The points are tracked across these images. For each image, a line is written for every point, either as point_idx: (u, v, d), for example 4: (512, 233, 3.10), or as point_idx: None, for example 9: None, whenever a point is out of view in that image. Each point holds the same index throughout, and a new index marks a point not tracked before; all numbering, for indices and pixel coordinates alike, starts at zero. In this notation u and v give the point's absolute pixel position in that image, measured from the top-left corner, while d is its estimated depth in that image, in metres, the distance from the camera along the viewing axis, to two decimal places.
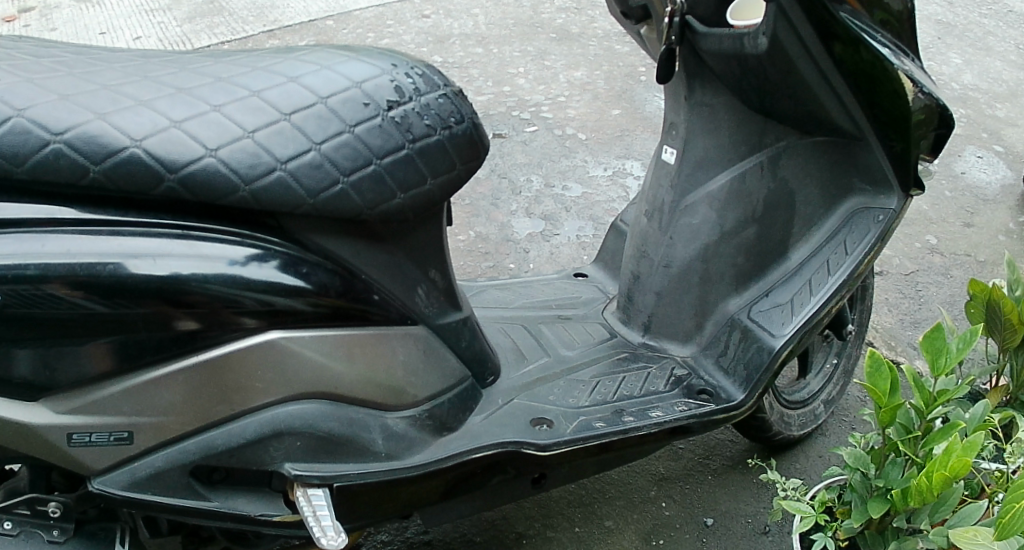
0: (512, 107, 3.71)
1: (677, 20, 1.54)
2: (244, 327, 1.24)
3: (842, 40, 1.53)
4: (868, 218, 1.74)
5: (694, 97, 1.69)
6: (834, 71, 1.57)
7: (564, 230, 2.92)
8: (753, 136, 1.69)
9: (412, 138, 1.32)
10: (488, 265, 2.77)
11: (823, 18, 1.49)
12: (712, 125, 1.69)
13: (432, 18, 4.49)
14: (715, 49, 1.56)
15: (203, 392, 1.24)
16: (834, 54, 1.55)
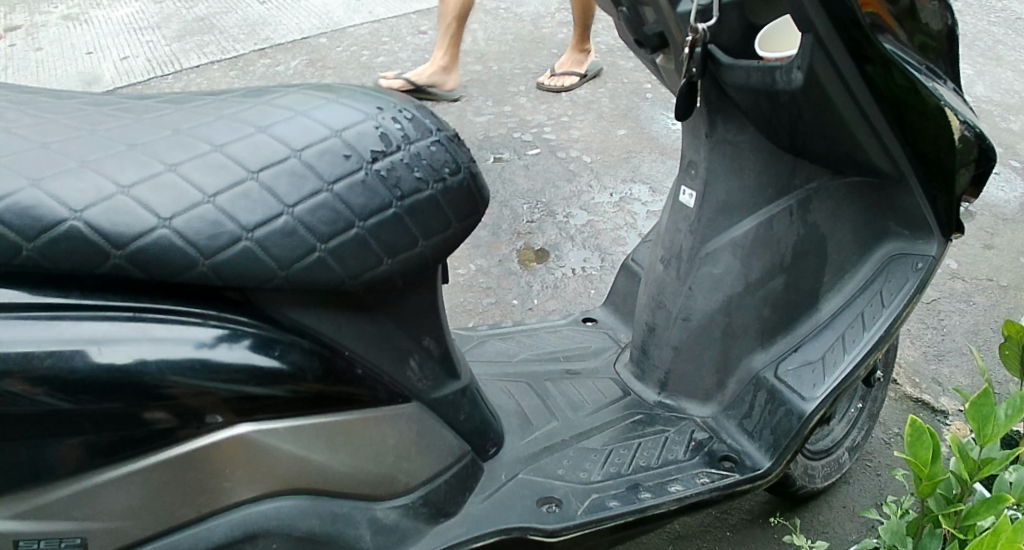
0: (513, 128, 3.54)
1: (699, 50, 1.33)
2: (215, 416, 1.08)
3: (876, 61, 1.33)
4: (906, 265, 1.55)
5: (715, 135, 1.50)
6: (869, 98, 1.38)
7: (569, 262, 2.76)
8: (780, 178, 1.51)
9: (400, 194, 1.16)
10: (490, 301, 2.61)
11: (858, 38, 1.30)
12: (737, 165, 1.51)
13: (429, 34, 4.34)
14: (741, 83, 1.38)
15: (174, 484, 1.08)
16: (865, 74, 1.35)
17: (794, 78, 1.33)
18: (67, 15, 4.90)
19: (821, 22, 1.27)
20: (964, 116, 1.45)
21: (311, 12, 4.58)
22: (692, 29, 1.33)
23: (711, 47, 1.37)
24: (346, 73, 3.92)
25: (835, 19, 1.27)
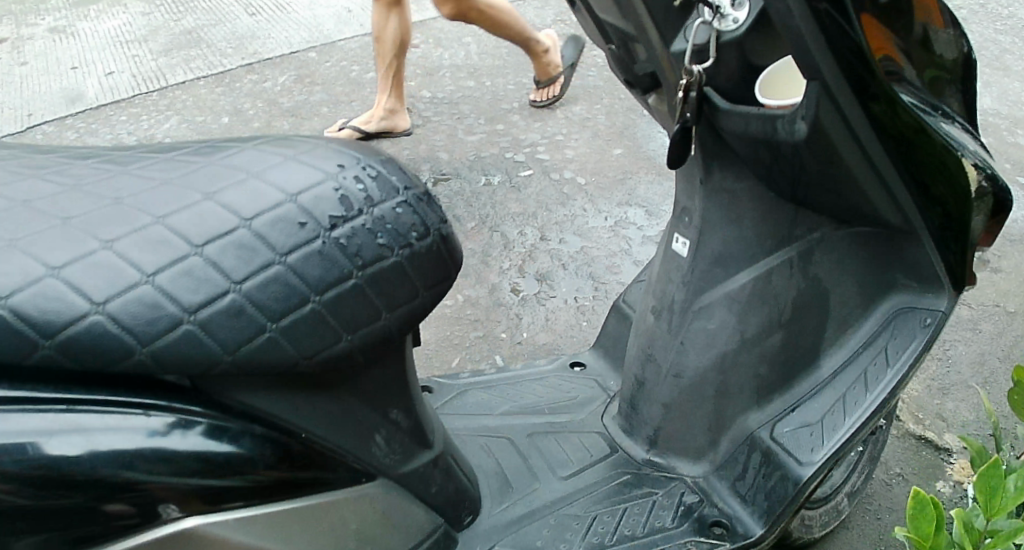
0: (506, 147, 3.42)
1: (694, 93, 1.22)
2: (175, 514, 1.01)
3: (880, 102, 1.19)
4: (913, 321, 1.42)
5: (711, 182, 1.39)
6: (879, 145, 1.23)
7: (561, 292, 2.66)
8: (781, 228, 1.38)
9: (361, 263, 1.07)
10: (477, 334, 2.52)
11: (861, 79, 1.16)
12: (734, 215, 1.39)
13: (421, 48, 4.24)
14: (739, 130, 1.26)
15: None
16: (872, 116, 1.20)
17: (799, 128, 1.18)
18: (54, 27, 4.81)
19: (826, 63, 1.12)
20: (975, 159, 1.34)
21: (301, 25, 4.49)
22: (686, 70, 1.20)
23: (706, 90, 1.24)
24: (335, 90, 3.83)
25: (839, 58, 1.13)
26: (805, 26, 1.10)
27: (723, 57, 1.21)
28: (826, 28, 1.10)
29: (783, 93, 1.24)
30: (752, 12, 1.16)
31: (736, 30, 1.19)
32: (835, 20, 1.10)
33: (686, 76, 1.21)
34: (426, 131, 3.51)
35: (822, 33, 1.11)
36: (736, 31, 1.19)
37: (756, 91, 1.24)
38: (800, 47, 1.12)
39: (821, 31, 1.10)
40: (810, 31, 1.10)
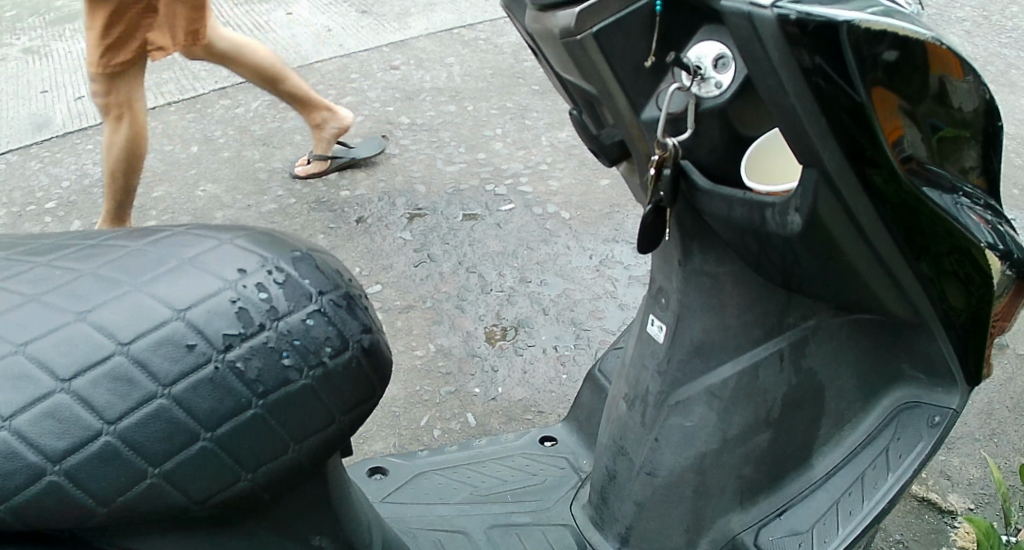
0: (487, 178, 3.23)
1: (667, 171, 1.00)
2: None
3: (884, 176, 0.97)
4: (918, 419, 1.24)
5: (688, 268, 1.18)
6: (883, 220, 1.01)
7: (540, 339, 2.49)
8: (769, 318, 1.18)
9: (261, 390, 0.92)
10: (449, 390, 2.35)
11: (863, 148, 0.94)
12: (716, 302, 1.19)
13: (402, 70, 4.08)
14: (720, 215, 1.05)
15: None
16: (872, 186, 0.97)
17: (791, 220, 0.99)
18: (28, 47, 4.66)
19: (823, 141, 0.93)
20: (989, 233, 1.06)
21: (279, 46, 4.34)
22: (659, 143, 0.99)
23: (684, 165, 1.03)
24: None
25: (837, 126, 0.92)
26: (798, 96, 0.89)
27: (701, 128, 0.99)
28: (823, 93, 0.89)
29: (770, 178, 1.02)
30: (738, 74, 0.95)
31: (718, 97, 0.97)
32: (837, 86, 0.89)
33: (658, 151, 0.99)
34: (403, 160, 3.33)
35: (819, 104, 0.90)
36: (717, 99, 0.97)
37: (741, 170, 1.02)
38: (791, 123, 0.92)
39: (818, 100, 0.89)
40: (802, 102, 0.89)
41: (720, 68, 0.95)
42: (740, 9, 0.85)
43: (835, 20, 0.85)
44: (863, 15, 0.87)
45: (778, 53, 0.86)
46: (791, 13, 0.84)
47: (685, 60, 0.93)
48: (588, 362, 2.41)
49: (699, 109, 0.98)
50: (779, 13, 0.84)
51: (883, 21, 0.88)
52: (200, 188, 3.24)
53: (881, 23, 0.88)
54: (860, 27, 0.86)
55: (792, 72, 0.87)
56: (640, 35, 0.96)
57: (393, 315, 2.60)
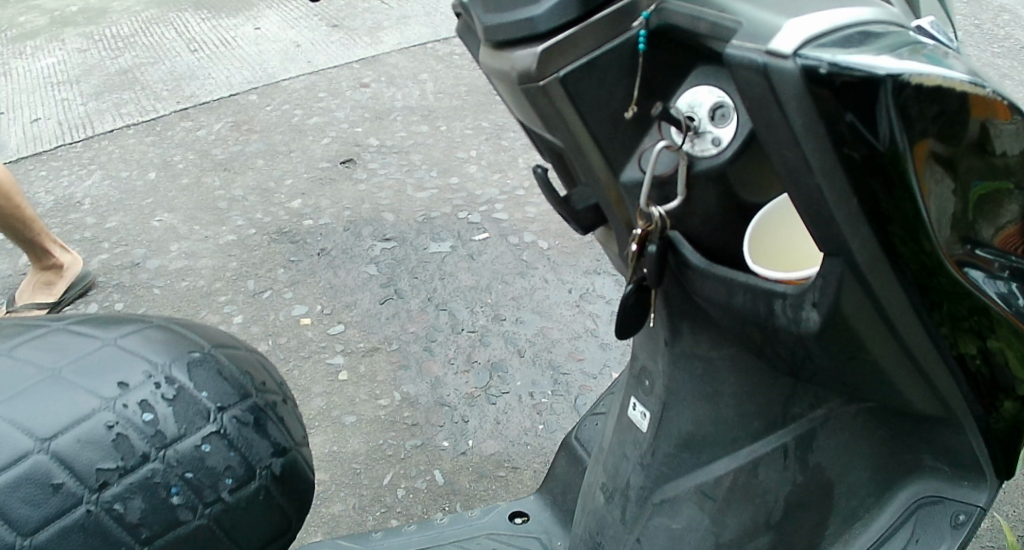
0: (460, 205, 3.03)
1: (653, 246, 0.78)
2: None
3: (919, 259, 0.71)
4: (940, 519, 0.96)
5: (677, 352, 0.98)
6: (917, 318, 0.76)
7: (516, 385, 2.31)
8: (772, 412, 0.97)
9: (145, 534, 0.78)
10: (415, 442, 2.17)
11: (891, 227, 0.69)
12: (709, 389, 0.99)
13: (373, 87, 3.88)
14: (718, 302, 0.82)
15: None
16: (907, 269, 0.72)
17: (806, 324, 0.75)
18: None
19: (856, 229, 0.69)
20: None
21: (245, 63, 4.14)
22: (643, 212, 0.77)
23: (673, 236, 0.81)
24: (276, 140, 3.48)
25: (869, 211, 0.68)
26: (824, 175, 0.66)
27: (694, 195, 0.77)
28: (853, 174, 0.66)
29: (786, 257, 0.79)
30: (741, 127, 0.72)
31: (716, 157, 0.74)
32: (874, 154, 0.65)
33: (641, 222, 0.78)
34: (372, 186, 3.14)
35: (853, 180, 0.67)
36: (714, 160, 0.74)
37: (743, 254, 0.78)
38: (812, 212, 0.70)
39: (851, 176, 0.66)
40: (836, 188, 0.67)
41: (719, 121, 0.73)
42: (753, 60, 0.64)
43: (878, 74, 0.61)
44: (917, 64, 0.62)
45: (801, 120, 0.64)
46: (822, 64, 0.62)
47: (671, 112, 0.72)
48: (566, 411, 2.22)
49: (691, 173, 0.76)
50: (802, 63, 0.62)
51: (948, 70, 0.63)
52: (156, 218, 3.05)
53: (933, 75, 0.62)
54: (911, 83, 0.62)
55: (818, 145, 0.65)
56: (617, 82, 0.75)
57: (355, 359, 2.42)
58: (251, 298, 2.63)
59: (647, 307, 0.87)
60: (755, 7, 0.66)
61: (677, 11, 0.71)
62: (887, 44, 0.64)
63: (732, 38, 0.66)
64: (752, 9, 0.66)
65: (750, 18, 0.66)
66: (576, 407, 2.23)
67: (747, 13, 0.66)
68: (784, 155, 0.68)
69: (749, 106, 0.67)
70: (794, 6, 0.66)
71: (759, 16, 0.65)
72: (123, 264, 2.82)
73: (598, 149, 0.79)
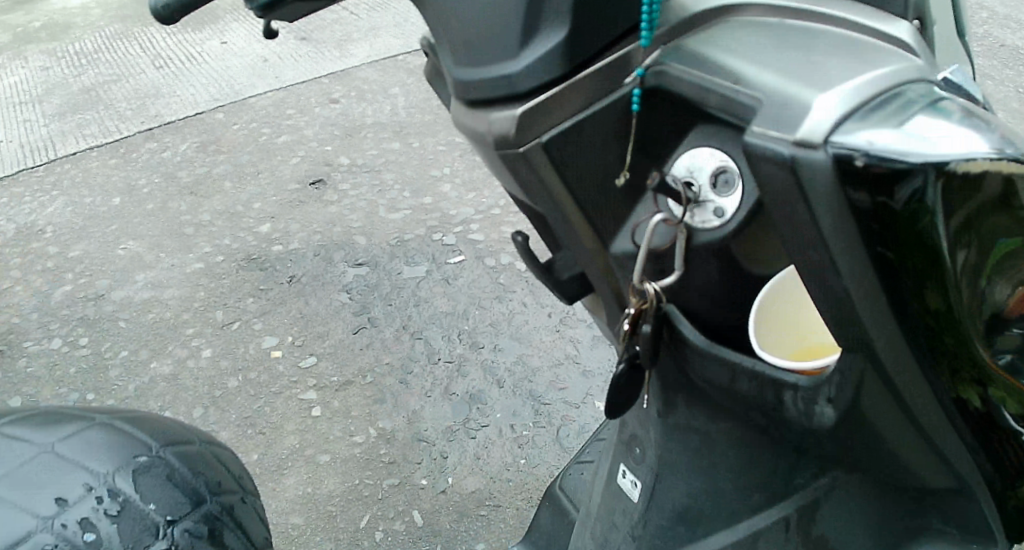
0: (435, 225, 2.92)
1: (648, 325, 0.70)
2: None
3: (937, 319, 0.61)
4: None
5: (669, 425, 0.92)
6: (937, 400, 0.65)
7: (495, 417, 2.22)
8: (771, 485, 0.89)
9: None
10: (392, 481, 2.08)
11: (908, 294, 0.59)
12: (705, 463, 0.92)
13: (343, 103, 3.76)
14: (719, 385, 0.73)
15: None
16: (929, 349, 0.62)
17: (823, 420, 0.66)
18: None
19: (882, 336, 0.60)
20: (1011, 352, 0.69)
21: (211, 80, 4.03)
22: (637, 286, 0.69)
23: (667, 310, 0.71)
24: (243, 160, 3.38)
25: (898, 312, 0.59)
26: (843, 248, 0.57)
27: (692, 268, 0.68)
28: (876, 243, 0.56)
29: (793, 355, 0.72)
30: (747, 197, 0.63)
31: (720, 229, 0.65)
32: (907, 256, 0.57)
33: (633, 299, 0.70)
34: (342, 208, 3.04)
35: (884, 283, 0.58)
36: (716, 232, 0.65)
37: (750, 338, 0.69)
38: (835, 309, 0.61)
39: (883, 281, 0.58)
40: (854, 273, 0.58)
41: (722, 189, 0.64)
42: (779, 154, 0.55)
43: (907, 164, 0.53)
44: (966, 138, 0.55)
45: (831, 221, 0.56)
46: (857, 155, 0.53)
47: (668, 182, 0.63)
48: (549, 443, 2.14)
49: (690, 246, 0.67)
50: (834, 151, 0.54)
51: (994, 140, 0.56)
52: (121, 246, 2.94)
53: (980, 160, 0.54)
54: (957, 172, 0.54)
55: (845, 240, 0.56)
56: (606, 146, 0.67)
57: (329, 394, 2.33)
58: (220, 331, 2.53)
59: (641, 384, 0.79)
60: (775, 76, 0.58)
61: (679, 75, 0.63)
62: (915, 108, 0.56)
63: (753, 121, 0.57)
64: (773, 82, 0.58)
65: (773, 94, 0.57)
66: (559, 439, 2.15)
67: (769, 86, 0.58)
68: (807, 245, 0.59)
69: (772, 200, 0.58)
70: (819, 72, 0.57)
71: (784, 92, 0.57)
72: (87, 296, 2.71)
73: (587, 223, 0.70)
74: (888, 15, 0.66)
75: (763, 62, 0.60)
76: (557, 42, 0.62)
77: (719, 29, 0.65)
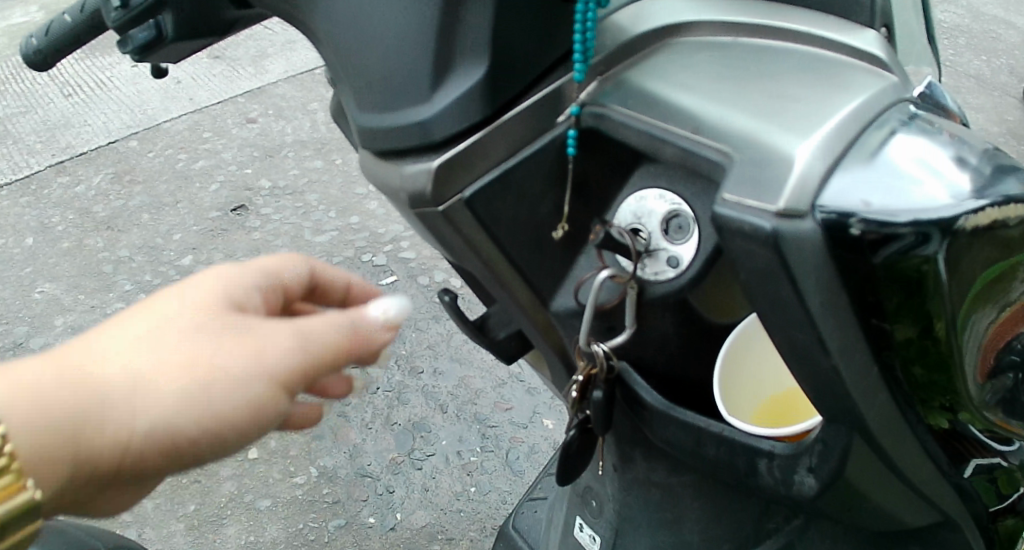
0: (365, 244, 2.45)
1: (598, 391, 0.63)
2: (118, 386, 0.56)
3: (907, 349, 0.51)
4: None
5: (627, 479, 0.84)
6: (917, 441, 0.56)
7: (440, 444, 1.70)
8: (742, 530, 0.81)
9: None
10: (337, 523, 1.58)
11: (883, 327, 0.49)
12: (667, 517, 0.84)
13: (262, 122, 3.00)
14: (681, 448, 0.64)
15: (31, 525, 0.57)
16: (911, 396, 0.54)
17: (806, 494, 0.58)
18: None
19: (869, 399, 0.51)
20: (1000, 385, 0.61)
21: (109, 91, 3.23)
22: (586, 349, 0.62)
23: (621, 369, 0.64)
24: (160, 191, 2.70)
25: (885, 369, 0.51)
26: (823, 303, 0.48)
27: (649, 323, 0.62)
28: (853, 283, 0.47)
29: (757, 420, 0.65)
30: (702, 244, 0.58)
31: (676, 279, 0.59)
32: (892, 304, 0.49)
33: (581, 363, 0.63)
34: (266, 235, 2.50)
35: (865, 333, 0.49)
36: (671, 283, 0.59)
37: (718, 404, 0.62)
38: (817, 379, 0.51)
39: (866, 334, 0.49)
40: (832, 323, 0.48)
41: (675, 236, 0.58)
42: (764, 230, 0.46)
43: (897, 226, 0.47)
44: (953, 170, 0.50)
45: (815, 282, 0.47)
46: (852, 221, 0.47)
47: (617, 232, 0.57)
48: (501, 469, 1.65)
49: (642, 301, 0.61)
50: (824, 217, 0.47)
51: (977, 160, 0.51)
52: (37, 290, 2.40)
53: (975, 217, 0.49)
54: (965, 230, 0.49)
55: (831, 307, 0.48)
56: (539, 196, 0.59)
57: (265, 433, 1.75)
58: None
59: (592, 450, 0.72)
60: (750, 117, 0.50)
61: (619, 119, 0.55)
62: (891, 125, 0.50)
63: (723, 183, 0.49)
64: (743, 131, 0.50)
65: (743, 146, 0.49)
66: (512, 464, 1.66)
67: (736, 130, 0.50)
68: (782, 316, 0.50)
69: (746, 282, 0.50)
70: (787, 107, 0.50)
71: (757, 143, 0.49)
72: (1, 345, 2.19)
73: (524, 281, 0.62)
74: (855, 26, 0.59)
75: (727, 104, 0.52)
76: (477, 81, 0.55)
77: (667, 55, 0.58)
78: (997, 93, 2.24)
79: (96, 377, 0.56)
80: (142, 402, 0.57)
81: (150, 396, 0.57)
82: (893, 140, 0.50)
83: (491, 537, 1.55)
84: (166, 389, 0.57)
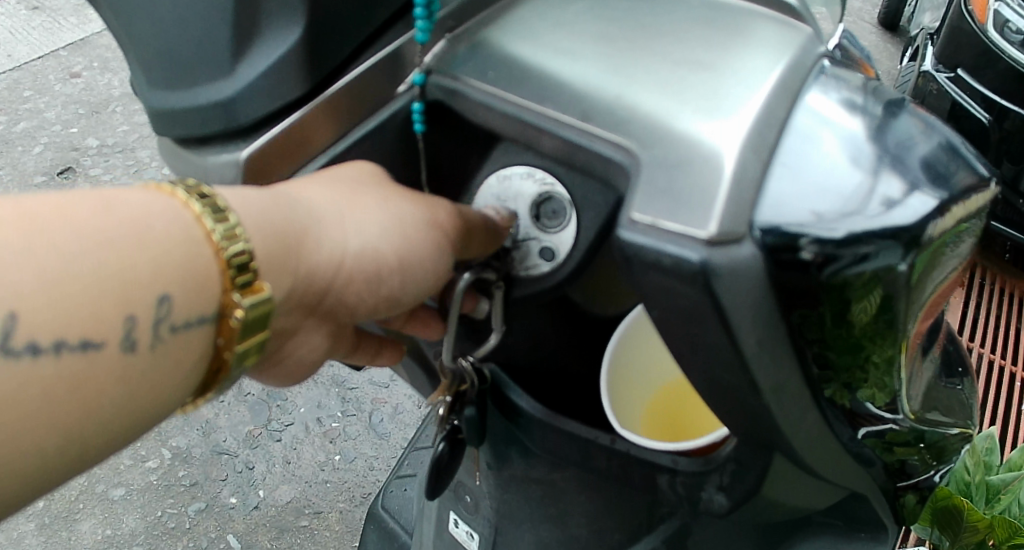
0: None
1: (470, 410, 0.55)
2: (331, 203, 0.46)
3: (838, 345, 0.42)
4: None
5: (504, 478, 0.75)
6: (844, 442, 0.49)
7: (298, 412, 1.43)
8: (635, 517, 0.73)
9: None
10: (199, 507, 1.32)
11: (811, 341, 0.41)
12: (554, 509, 0.75)
13: (104, 63, 2.18)
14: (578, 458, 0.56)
15: (262, 338, 0.45)
16: (833, 402, 0.46)
17: (716, 513, 0.52)
18: None
19: (790, 411, 0.43)
20: (914, 367, 0.54)
21: None
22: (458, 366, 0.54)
23: (491, 372, 0.57)
24: None
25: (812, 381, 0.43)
26: (761, 334, 0.39)
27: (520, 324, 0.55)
28: (796, 302, 0.39)
29: (648, 426, 0.58)
30: (579, 236, 0.48)
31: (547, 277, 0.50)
32: (824, 306, 0.40)
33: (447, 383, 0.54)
34: None
35: (795, 341, 0.41)
36: (545, 281, 0.50)
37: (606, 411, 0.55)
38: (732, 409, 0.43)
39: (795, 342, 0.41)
40: (768, 367, 0.40)
41: (548, 223, 0.49)
42: (689, 259, 0.37)
43: (832, 239, 0.39)
44: (843, 117, 0.42)
45: (750, 322, 0.39)
46: (804, 242, 0.38)
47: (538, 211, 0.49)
48: (364, 434, 1.41)
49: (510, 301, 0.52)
50: (762, 239, 0.38)
51: (863, 100, 0.44)
52: None
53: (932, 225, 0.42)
54: (931, 241, 0.42)
55: (764, 343, 0.40)
56: (383, 165, 0.52)
57: None
58: None
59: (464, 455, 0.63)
60: (655, 100, 0.41)
61: (479, 102, 0.46)
62: (801, 78, 0.43)
63: (631, 195, 0.39)
64: (650, 118, 0.41)
65: (650, 142, 0.40)
66: (375, 427, 1.42)
67: (640, 118, 0.41)
68: (703, 350, 0.40)
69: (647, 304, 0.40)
70: (690, 78, 0.42)
71: (666, 137, 0.40)
72: None
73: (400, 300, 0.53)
74: None
75: (618, 77, 0.42)
76: (294, 45, 0.45)
77: (523, 10, 0.47)
78: (852, 19, 2.26)
79: (308, 189, 0.46)
80: (350, 217, 0.46)
81: (361, 215, 0.46)
82: (807, 101, 0.42)
83: (363, 507, 1.33)
84: (374, 207, 0.47)
